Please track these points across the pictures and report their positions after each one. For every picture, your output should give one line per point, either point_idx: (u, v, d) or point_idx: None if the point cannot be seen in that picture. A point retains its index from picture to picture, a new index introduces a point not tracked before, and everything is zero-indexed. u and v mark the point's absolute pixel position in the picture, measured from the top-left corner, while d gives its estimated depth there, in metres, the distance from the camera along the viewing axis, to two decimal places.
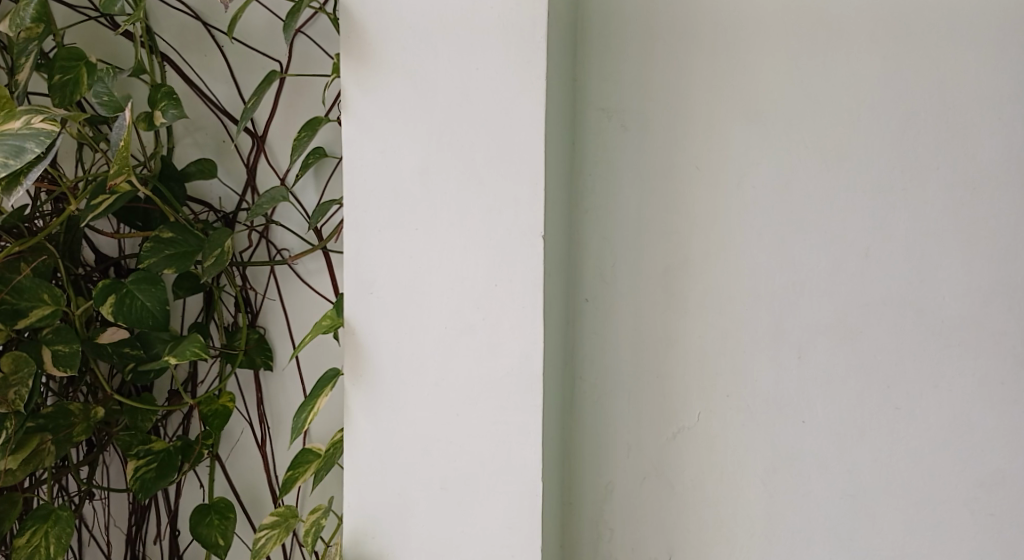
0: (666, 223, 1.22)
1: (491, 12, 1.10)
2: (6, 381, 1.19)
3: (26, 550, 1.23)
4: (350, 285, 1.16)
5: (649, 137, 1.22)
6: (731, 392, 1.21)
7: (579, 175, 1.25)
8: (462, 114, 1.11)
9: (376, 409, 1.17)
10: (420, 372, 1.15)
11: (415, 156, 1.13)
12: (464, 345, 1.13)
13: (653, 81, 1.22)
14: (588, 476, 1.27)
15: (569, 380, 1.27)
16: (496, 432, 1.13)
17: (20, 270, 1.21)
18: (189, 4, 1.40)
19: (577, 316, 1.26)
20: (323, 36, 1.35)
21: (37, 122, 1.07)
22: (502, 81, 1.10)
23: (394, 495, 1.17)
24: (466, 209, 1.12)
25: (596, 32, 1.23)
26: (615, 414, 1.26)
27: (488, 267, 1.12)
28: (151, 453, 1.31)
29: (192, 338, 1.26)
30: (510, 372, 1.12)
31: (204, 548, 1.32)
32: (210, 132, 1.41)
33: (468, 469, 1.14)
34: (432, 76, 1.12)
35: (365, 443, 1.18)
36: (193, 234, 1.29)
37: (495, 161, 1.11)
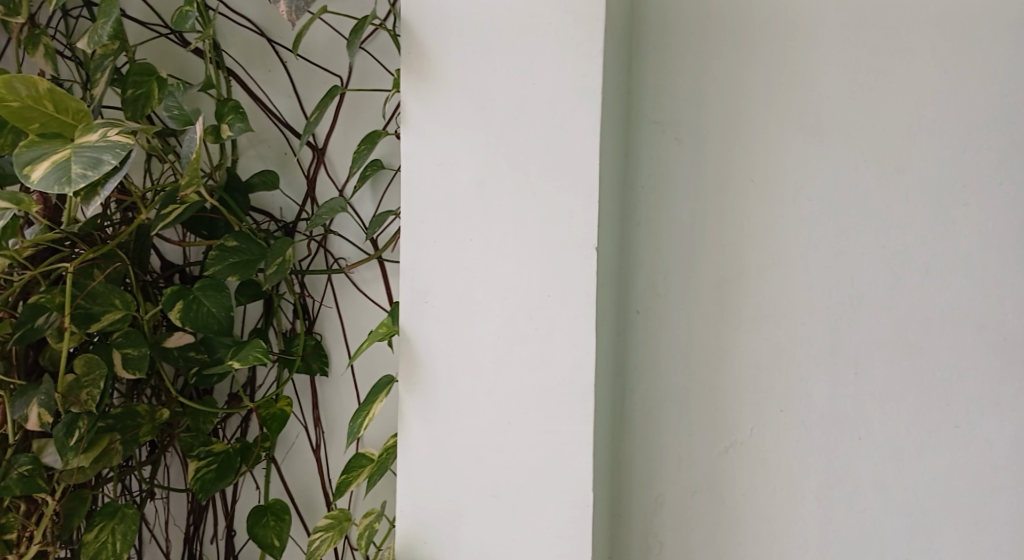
0: (719, 237, 1.24)
1: (548, 27, 1.13)
2: (79, 382, 1.25)
3: (93, 546, 1.28)
4: (405, 294, 1.20)
5: (703, 150, 1.24)
6: (786, 407, 1.23)
7: (633, 188, 1.27)
8: (520, 127, 1.14)
9: (429, 415, 1.20)
10: (473, 380, 1.18)
11: (473, 168, 1.16)
12: (518, 353, 1.16)
13: (708, 94, 1.24)
14: (638, 489, 1.29)
15: (620, 391, 1.29)
16: (549, 441, 1.16)
17: (94, 277, 1.27)
18: (255, 21, 1.45)
19: (629, 328, 1.28)
20: (383, 51, 1.39)
21: (113, 135, 1.13)
22: (559, 95, 1.13)
23: (447, 501, 1.20)
24: (522, 221, 1.15)
25: (652, 45, 1.25)
26: (666, 425, 1.27)
27: (544, 278, 1.14)
28: (212, 454, 1.36)
29: (254, 344, 1.30)
30: (562, 381, 1.15)
31: (260, 549, 1.36)
32: (273, 145, 1.46)
33: (521, 477, 1.17)
34: (489, 90, 1.15)
35: (419, 449, 1.21)
36: (257, 242, 1.34)
37: (551, 173, 1.14)
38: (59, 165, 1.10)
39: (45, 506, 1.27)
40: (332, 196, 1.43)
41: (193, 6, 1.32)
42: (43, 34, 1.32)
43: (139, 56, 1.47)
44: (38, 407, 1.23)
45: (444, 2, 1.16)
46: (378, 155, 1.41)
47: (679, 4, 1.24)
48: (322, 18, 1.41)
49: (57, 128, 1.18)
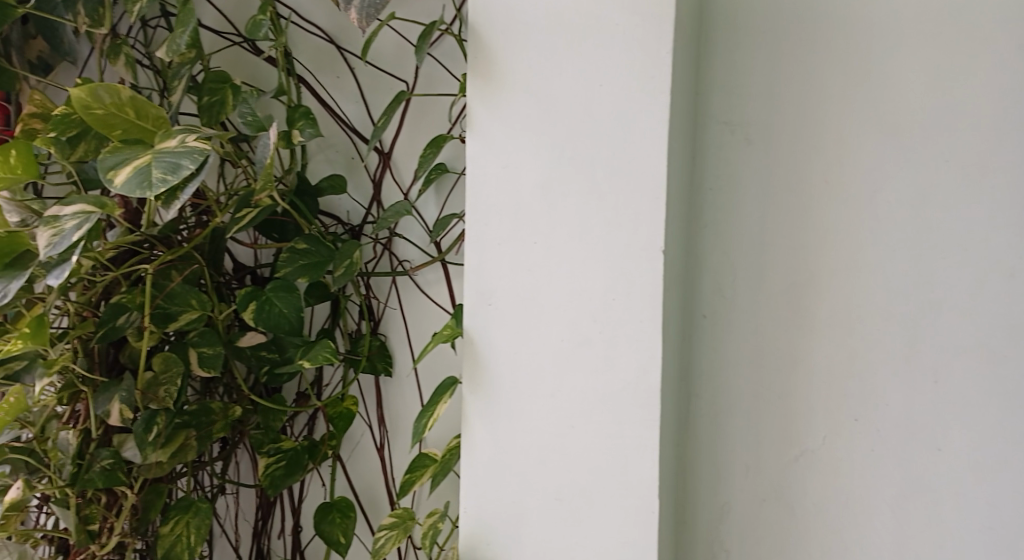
0: (787, 240, 1.24)
1: (616, 29, 1.14)
2: (157, 379, 1.29)
3: (169, 538, 1.32)
4: (468, 296, 1.21)
5: (773, 151, 1.24)
6: (861, 416, 1.22)
7: (700, 190, 1.28)
8: (586, 129, 1.16)
9: (492, 417, 1.21)
10: (536, 384, 1.19)
11: (538, 171, 1.17)
12: (582, 356, 1.17)
13: (777, 95, 1.24)
14: (704, 496, 1.29)
15: (685, 394, 1.29)
16: (613, 445, 1.17)
17: (172, 278, 1.31)
18: (324, 28, 1.48)
19: (695, 330, 1.29)
20: (448, 56, 1.42)
21: (192, 141, 1.17)
22: (626, 97, 1.14)
23: (510, 504, 1.21)
24: (586, 224, 1.16)
25: (720, 45, 1.26)
26: (732, 430, 1.28)
27: (607, 281, 1.16)
28: (280, 451, 1.40)
29: (323, 344, 1.33)
30: (626, 384, 1.16)
31: (326, 544, 1.40)
32: (341, 149, 1.49)
33: (585, 480, 1.18)
34: (555, 93, 1.16)
35: (482, 450, 1.22)
36: (325, 245, 1.37)
37: (616, 176, 1.15)
38: (141, 170, 1.14)
39: (125, 499, 1.31)
40: (398, 200, 1.46)
41: (266, 15, 1.36)
42: (124, 44, 1.37)
43: (213, 64, 1.51)
44: (120, 403, 1.27)
45: (510, 6, 1.18)
46: (443, 159, 1.44)
47: (749, 5, 1.25)
48: (389, 24, 1.44)
49: (138, 134, 1.22)
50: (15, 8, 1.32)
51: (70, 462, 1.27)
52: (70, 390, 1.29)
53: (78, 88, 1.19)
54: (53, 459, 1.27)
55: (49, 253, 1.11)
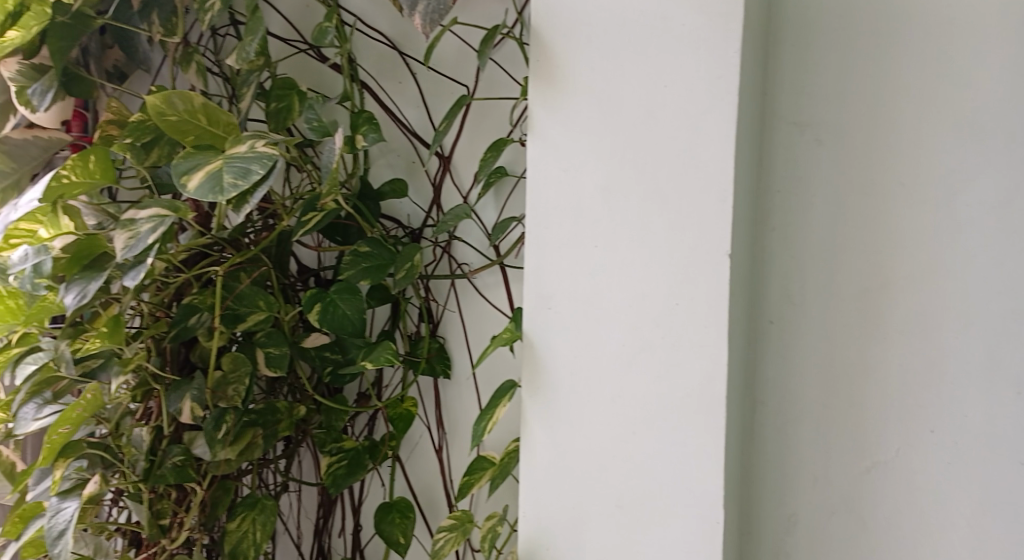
0: (857, 243, 1.23)
1: (682, 28, 1.15)
2: (226, 378, 1.33)
3: (236, 534, 1.35)
4: (528, 299, 1.22)
5: (843, 153, 1.24)
6: (937, 427, 1.20)
7: (766, 192, 1.27)
8: (648, 131, 1.16)
9: (550, 421, 1.21)
10: (597, 389, 1.19)
11: (599, 173, 1.18)
12: (643, 361, 1.17)
13: (847, 95, 1.24)
14: (768, 508, 1.27)
15: (750, 402, 1.29)
16: (674, 452, 1.16)
17: (242, 279, 1.34)
18: (387, 35, 1.51)
19: (761, 335, 1.28)
20: (509, 60, 1.44)
21: (261, 147, 1.21)
22: (691, 97, 1.15)
23: (568, 509, 1.21)
24: (648, 227, 1.16)
25: (788, 46, 1.26)
26: (799, 437, 1.26)
27: (670, 285, 1.16)
28: (342, 450, 1.42)
29: (385, 345, 1.35)
30: (689, 392, 1.15)
31: (386, 545, 1.42)
32: (402, 154, 1.51)
33: (646, 488, 1.17)
34: (618, 96, 1.17)
35: (541, 456, 1.22)
36: (387, 248, 1.39)
37: (680, 178, 1.15)
38: (212, 174, 1.17)
39: (194, 495, 1.35)
40: (457, 203, 1.47)
41: (331, 22, 1.39)
42: (195, 52, 1.41)
43: (280, 70, 1.55)
44: (191, 401, 1.31)
45: (574, 8, 1.19)
46: (502, 162, 1.45)
47: (817, 4, 1.25)
48: (451, 29, 1.47)
49: (209, 140, 1.26)
50: (93, 19, 1.37)
51: (144, 458, 1.30)
52: (143, 388, 1.33)
53: (153, 95, 1.23)
54: (127, 455, 1.30)
55: (125, 255, 1.15)
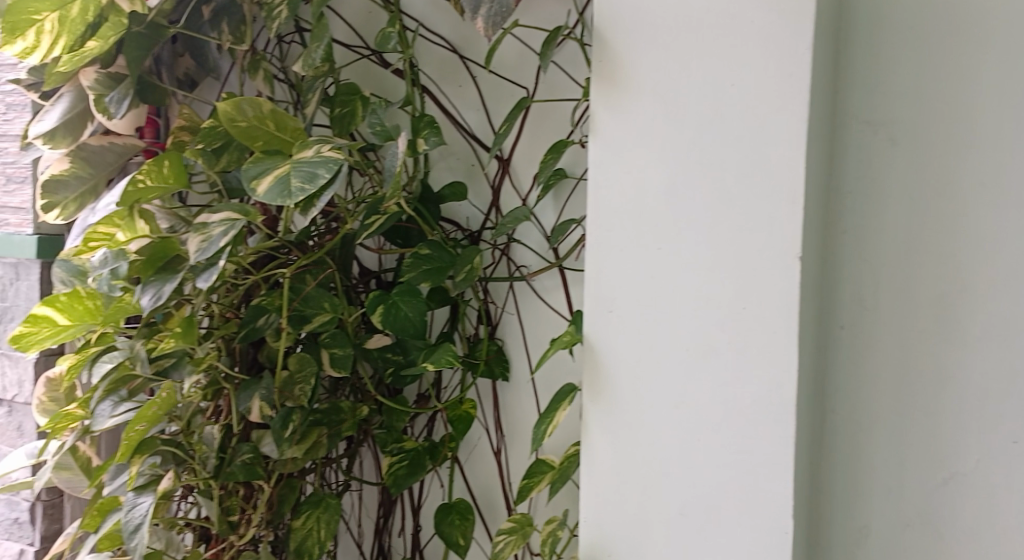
0: (931, 248, 1.21)
1: (751, 26, 1.12)
2: (293, 378, 1.35)
3: (300, 531, 1.37)
4: (589, 302, 1.22)
5: (918, 152, 1.21)
6: (1020, 438, 1.17)
7: (838, 193, 1.25)
8: (715, 130, 1.14)
9: (613, 427, 1.21)
10: (661, 395, 1.18)
11: (664, 174, 1.17)
12: (709, 367, 1.16)
13: (925, 93, 1.21)
14: (839, 519, 1.26)
15: (819, 410, 1.26)
16: (740, 460, 1.15)
17: (307, 282, 1.38)
18: (447, 38, 1.53)
19: (833, 341, 1.26)
20: (569, 62, 1.45)
21: (326, 151, 1.23)
22: (760, 97, 1.12)
23: (631, 515, 1.20)
24: (714, 227, 1.15)
25: (860, 43, 1.23)
26: (871, 446, 1.24)
27: (735, 289, 1.14)
28: (403, 450, 1.44)
29: (446, 348, 1.36)
30: (757, 399, 1.14)
31: (446, 545, 1.44)
32: (461, 157, 1.53)
33: (710, 497, 1.16)
34: (682, 96, 1.16)
35: (604, 462, 1.22)
36: (447, 251, 1.41)
37: (747, 179, 1.13)
38: (280, 179, 1.20)
39: (262, 492, 1.39)
40: (516, 206, 1.49)
41: (395, 28, 1.42)
42: (263, 59, 1.45)
43: (343, 76, 1.58)
44: (259, 400, 1.34)
45: (638, 6, 1.17)
46: (562, 165, 1.46)
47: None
48: (513, 32, 1.47)
49: (277, 145, 1.29)
50: (167, 29, 1.43)
51: (214, 455, 1.35)
52: (213, 388, 1.37)
53: (224, 102, 1.26)
54: (198, 452, 1.34)
55: (197, 258, 1.18)
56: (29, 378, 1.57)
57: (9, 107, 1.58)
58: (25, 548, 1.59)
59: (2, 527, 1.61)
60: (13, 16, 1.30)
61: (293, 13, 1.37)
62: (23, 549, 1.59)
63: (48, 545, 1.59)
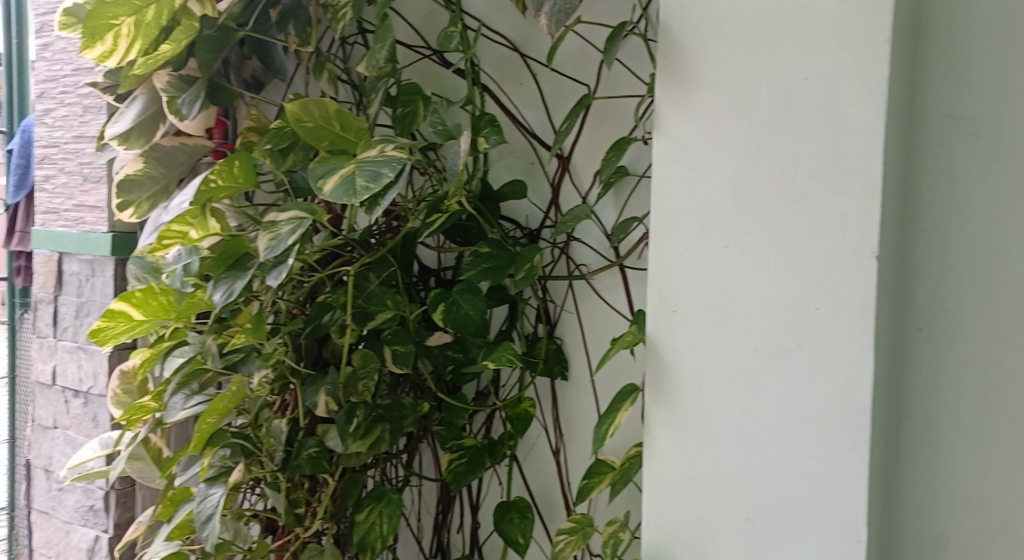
0: (1015, 246, 1.19)
1: (824, 18, 1.10)
2: (356, 375, 1.37)
3: (364, 524, 1.39)
4: (652, 302, 1.21)
5: (1000, 148, 1.19)
6: None
7: (914, 190, 1.23)
8: (786, 125, 1.13)
9: (678, 429, 1.20)
10: (728, 397, 1.17)
11: (731, 170, 1.16)
12: (778, 368, 1.14)
13: (1007, 87, 1.18)
14: (915, 526, 1.23)
15: (896, 413, 1.24)
16: (811, 466, 1.13)
17: (370, 280, 1.40)
18: (508, 37, 1.54)
19: (909, 342, 1.23)
20: (633, 58, 1.45)
21: (391, 150, 1.25)
22: (834, 91, 1.11)
23: (695, 520, 1.19)
24: (784, 225, 1.13)
25: (938, 34, 1.21)
26: (949, 451, 1.22)
27: (806, 289, 1.12)
28: (463, 448, 1.45)
29: (506, 346, 1.37)
30: (829, 403, 1.12)
31: (506, 544, 1.44)
32: (521, 155, 1.54)
33: (778, 502, 1.15)
34: (751, 91, 1.14)
35: (668, 464, 1.21)
36: (506, 249, 1.42)
37: (820, 175, 1.11)
38: (346, 178, 1.22)
39: (325, 486, 1.41)
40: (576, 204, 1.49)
41: (457, 27, 1.42)
42: (327, 61, 1.47)
43: (405, 76, 1.60)
44: (325, 395, 1.37)
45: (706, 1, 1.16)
46: (625, 162, 1.47)
47: None
48: (574, 29, 1.48)
49: (342, 145, 1.31)
50: (236, 31, 1.47)
51: (282, 448, 1.37)
52: (280, 382, 1.40)
53: (291, 104, 1.30)
54: (266, 444, 1.38)
55: (267, 256, 1.21)
56: (103, 370, 1.63)
57: (86, 109, 1.64)
58: (100, 535, 1.64)
59: (79, 514, 1.67)
60: (92, 21, 1.35)
61: (357, 15, 1.39)
62: (98, 536, 1.64)
63: (122, 532, 1.64)
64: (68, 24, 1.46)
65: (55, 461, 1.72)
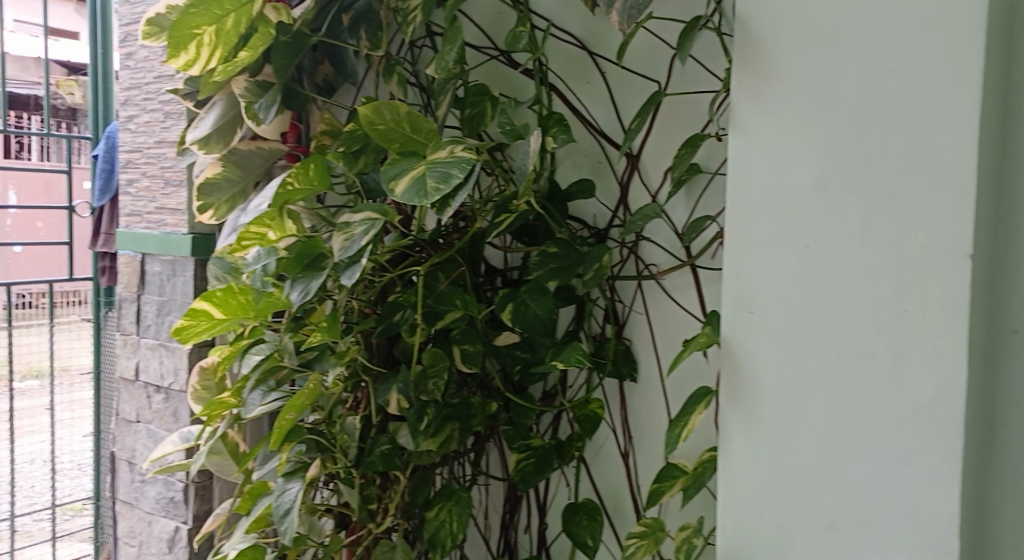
0: None
1: (914, 6, 1.06)
2: (426, 373, 1.39)
3: (434, 522, 1.41)
4: (727, 303, 1.19)
5: None
6: None
7: (1012, 183, 1.13)
8: (871, 117, 1.09)
9: (755, 433, 1.18)
10: (809, 401, 1.14)
11: (812, 166, 1.13)
12: (864, 372, 1.10)
13: None
14: (1012, 543, 1.15)
15: (989, 423, 1.15)
16: (899, 476, 1.09)
17: (439, 280, 1.42)
18: (577, 36, 1.55)
19: (1004, 347, 1.15)
20: (706, 53, 1.44)
21: (459, 151, 1.27)
22: (923, 81, 1.06)
23: (774, 527, 1.17)
24: (870, 223, 1.10)
25: None
26: None
27: (894, 290, 1.09)
28: (530, 448, 1.45)
29: (574, 347, 1.38)
30: (919, 410, 1.08)
31: (575, 545, 1.46)
32: (589, 154, 1.55)
33: (863, 511, 1.11)
34: (834, 82, 1.11)
35: (745, 469, 1.19)
36: (575, 249, 1.42)
37: (909, 170, 1.07)
38: (417, 180, 1.25)
39: (397, 484, 1.44)
40: (646, 202, 1.50)
41: (525, 27, 1.43)
42: (397, 64, 1.50)
43: (472, 78, 1.63)
44: (397, 393, 1.40)
45: None
46: (697, 160, 1.46)
47: None
48: (646, 25, 1.48)
49: (413, 147, 1.34)
50: (309, 37, 1.49)
51: (355, 444, 1.41)
52: (353, 380, 1.43)
53: (363, 106, 1.32)
54: (340, 441, 1.42)
55: (341, 257, 1.25)
56: (183, 367, 1.68)
57: (168, 115, 1.69)
58: (180, 526, 1.69)
59: (160, 505, 1.72)
60: (178, 32, 1.39)
61: (426, 18, 1.41)
62: (178, 527, 1.69)
63: (201, 524, 1.69)
64: (151, 33, 1.51)
65: (137, 454, 1.77)
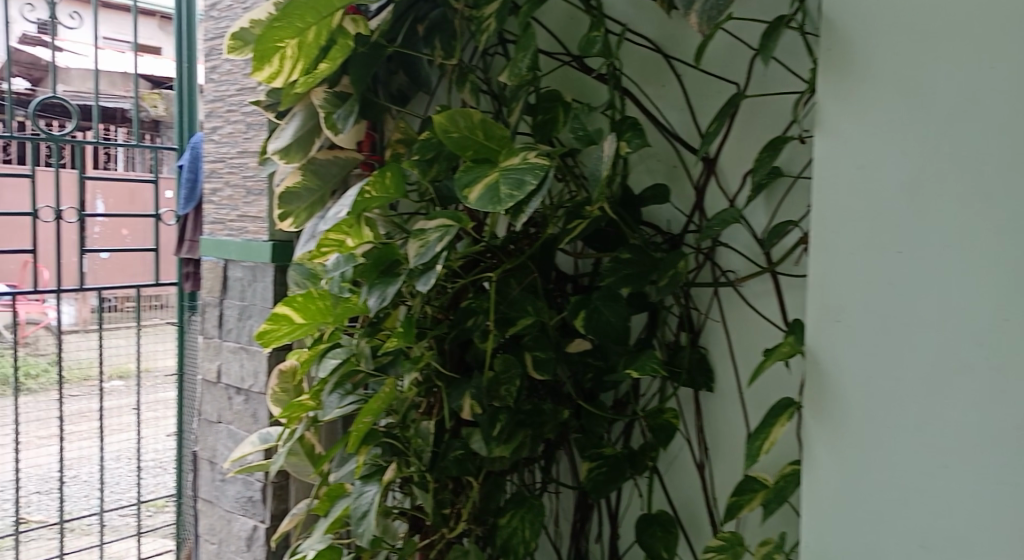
0: None
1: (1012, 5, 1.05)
2: (499, 378, 1.40)
3: (507, 528, 1.42)
4: (813, 310, 1.17)
5: None
6: None
7: None
8: (967, 120, 1.07)
9: (841, 446, 1.15)
10: (900, 412, 1.11)
11: (904, 169, 1.11)
12: (959, 383, 1.08)
13: None
14: None
15: None
16: (995, 492, 1.06)
17: (513, 286, 1.44)
18: (651, 39, 1.55)
19: None
20: (789, 54, 1.43)
21: (533, 158, 1.29)
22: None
23: (862, 543, 1.14)
24: (965, 230, 1.08)
25: None
26: None
27: (991, 298, 1.06)
28: (602, 456, 1.45)
29: (649, 356, 1.37)
30: (1018, 423, 1.05)
31: (649, 556, 1.45)
32: (663, 159, 1.56)
33: (956, 528, 1.08)
34: (929, 84, 1.09)
35: (830, 483, 1.16)
36: (649, 256, 1.41)
37: (1008, 175, 1.05)
38: (491, 187, 1.26)
39: (470, 489, 1.46)
40: (723, 207, 1.49)
41: (600, 32, 1.43)
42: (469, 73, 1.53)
43: (544, 84, 1.64)
44: (471, 398, 1.41)
45: None
46: (779, 162, 1.45)
47: None
48: (725, 27, 1.47)
49: (488, 153, 1.36)
50: (387, 47, 1.55)
51: (429, 449, 1.42)
52: (427, 384, 1.45)
53: (439, 114, 1.34)
54: (414, 445, 1.43)
55: (416, 262, 1.27)
56: (263, 369, 1.72)
57: (250, 126, 1.74)
58: (258, 525, 1.73)
59: (239, 505, 1.76)
60: (262, 46, 1.42)
61: (500, 26, 1.42)
62: (256, 526, 1.74)
63: (277, 523, 1.73)
64: (236, 47, 1.56)
65: (218, 454, 1.82)
